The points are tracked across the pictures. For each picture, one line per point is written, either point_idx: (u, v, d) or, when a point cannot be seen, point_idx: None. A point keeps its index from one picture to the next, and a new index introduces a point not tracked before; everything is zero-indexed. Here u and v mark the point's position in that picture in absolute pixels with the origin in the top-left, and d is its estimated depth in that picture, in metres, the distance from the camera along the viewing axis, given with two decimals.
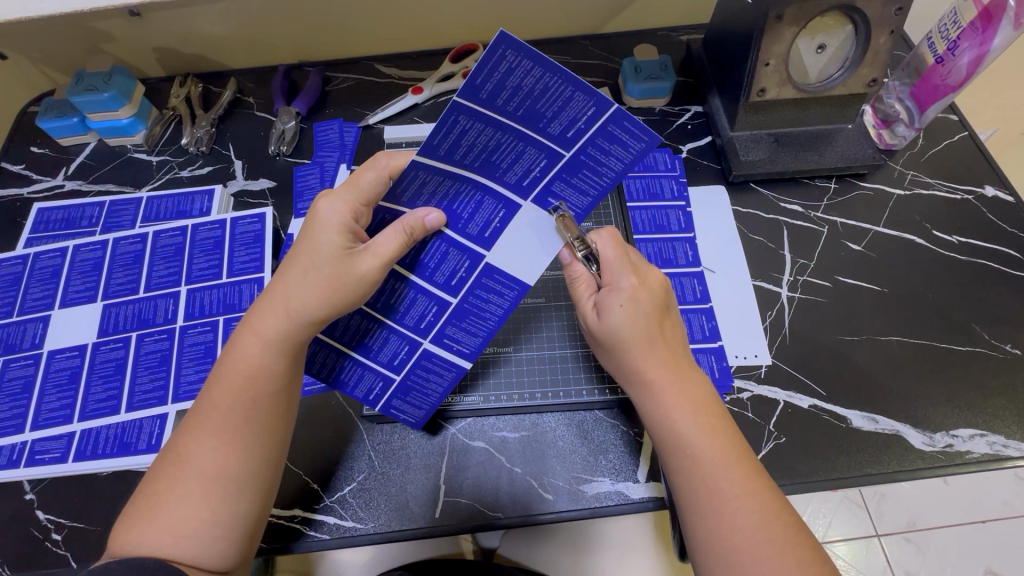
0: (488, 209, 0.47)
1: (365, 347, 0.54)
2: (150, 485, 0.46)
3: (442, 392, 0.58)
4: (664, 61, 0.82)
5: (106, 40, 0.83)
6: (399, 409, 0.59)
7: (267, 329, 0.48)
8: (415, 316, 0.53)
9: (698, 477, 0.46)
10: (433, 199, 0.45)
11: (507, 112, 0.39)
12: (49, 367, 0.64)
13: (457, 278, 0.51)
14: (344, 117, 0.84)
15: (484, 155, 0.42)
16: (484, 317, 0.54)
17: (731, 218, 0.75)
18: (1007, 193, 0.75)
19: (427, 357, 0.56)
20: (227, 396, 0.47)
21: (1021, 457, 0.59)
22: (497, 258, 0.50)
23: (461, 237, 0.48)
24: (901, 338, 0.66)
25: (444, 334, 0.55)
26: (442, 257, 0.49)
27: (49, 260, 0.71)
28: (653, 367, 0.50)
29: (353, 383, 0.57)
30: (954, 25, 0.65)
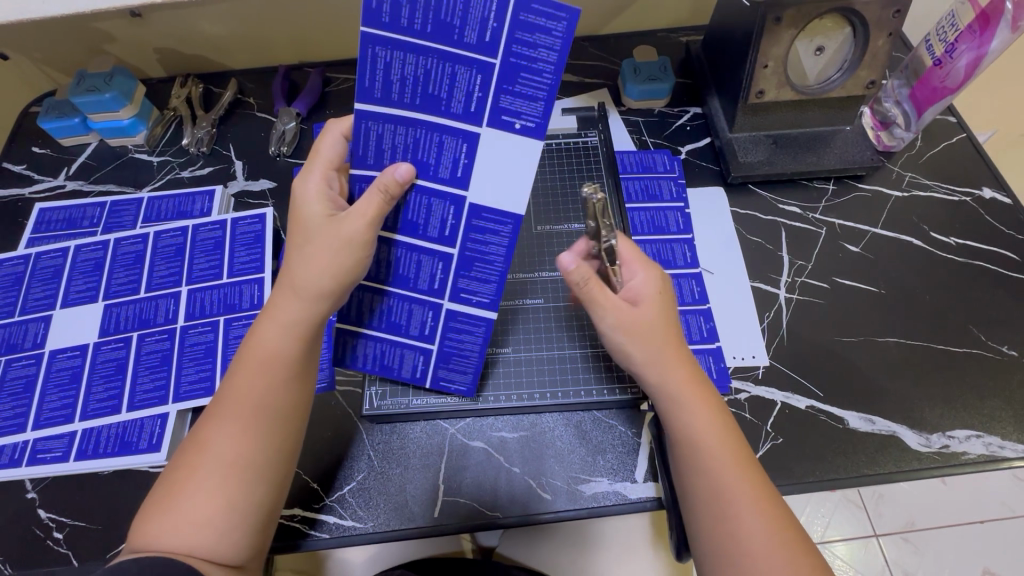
0: (450, 147, 0.47)
1: (393, 323, 0.57)
2: (171, 474, 0.47)
3: (478, 351, 0.58)
4: (662, 63, 0.83)
5: (107, 40, 0.84)
6: (447, 379, 0.61)
7: (284, 313, 0.49)
8: (426, 277, 0.54)
9: (719, 487, 0.46)
10: (398, 150, 0.47)
11: (419, 31, 0.42)
12: (50, 366, 0.64)
13: (449, 227, 0.51)
14: (345, 118, 0.85)
15: (419, 90, 0.44)
16: (488, 261, 0.53)
17: (729, 219, 0.75)
18: (1005, 195, 0.75)
19: (452, 317, 0.57)
20: (248, 385, 0.48)
21: (1017, 458, 0.59)
22: (477, 196, 0.49)
23: (435, 183, 0.49)
24: (899, 340, 0.66)
25: (458, 289, 0.55)
26: (437, 147, 0.47)
27: (51, 260, 0.71)
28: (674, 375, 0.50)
29: (397, 364, 0.59)
30: (952, 28, 0.66)
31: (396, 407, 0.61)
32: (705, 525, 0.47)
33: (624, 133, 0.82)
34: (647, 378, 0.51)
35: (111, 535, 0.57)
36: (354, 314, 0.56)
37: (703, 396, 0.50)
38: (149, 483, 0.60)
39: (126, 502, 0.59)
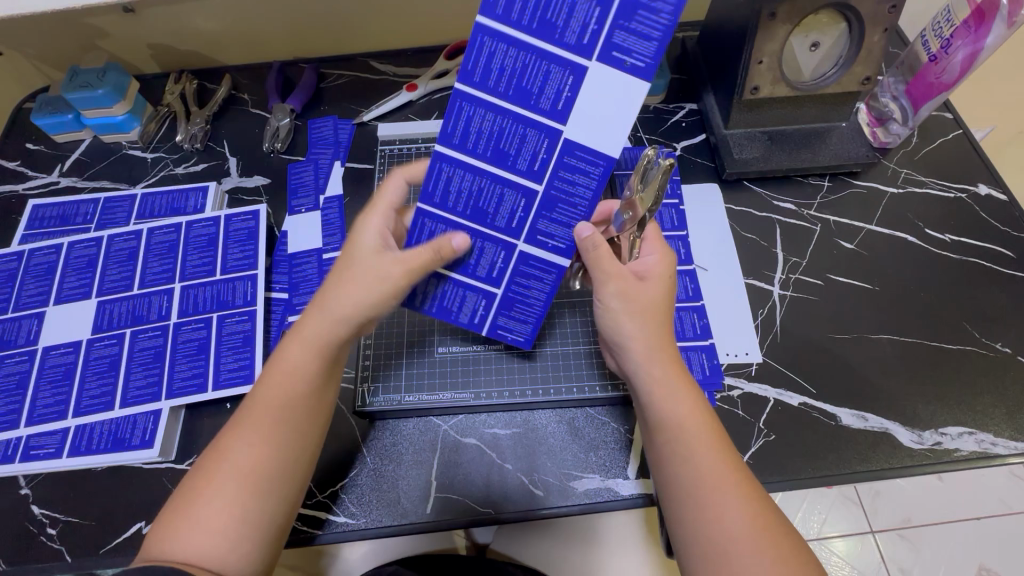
0: (532, 142, 0.49)
1: (464, 267, 0.56)
2: (189, 482, 0.48)
3: (543, 298, 0.57)
4: (658, 59, 0.82)
5: (101, 36, 0.83)
6: (506, 328, 0.60)
7: (308, 330, 0.51)
8: (485, 266, 0.56)
9: (696, 475, 0.46)
10: (462, 195, 0.51)
11: (501, 89, 0.47)
12: (44, 362, 0.64)
13: (516, 220, 0.53)
14: (339, 114, 0.84)
15: (492, 143, 0.49)
16: (573, 204, 0.52)
17: (723, 216, 0.75)
18: (1000, 192, 0.75)
19: (524, 261, 0.55)
20: (270, 396, 0.50)
21: (1009, 455, 0.59)
22: (573, 135, 0.48)
23: (511, 174, 0.51)
24: (892, 337, 0.66)
25: (536, 229, 0.53)
26: (499, 199, 0.52)
27: (44, 256, 0.71)
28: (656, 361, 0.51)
29: (456, 308, 0.58)
30: (947, 23, 0.65)
31: (390, 404, 0.62)
32: (685, 514, 0.46)
33: None
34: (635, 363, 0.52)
35: (104, 531, 0.57)
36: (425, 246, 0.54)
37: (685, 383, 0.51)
38: (141, 479, 0.60)
39: (119, 498, 0.59)
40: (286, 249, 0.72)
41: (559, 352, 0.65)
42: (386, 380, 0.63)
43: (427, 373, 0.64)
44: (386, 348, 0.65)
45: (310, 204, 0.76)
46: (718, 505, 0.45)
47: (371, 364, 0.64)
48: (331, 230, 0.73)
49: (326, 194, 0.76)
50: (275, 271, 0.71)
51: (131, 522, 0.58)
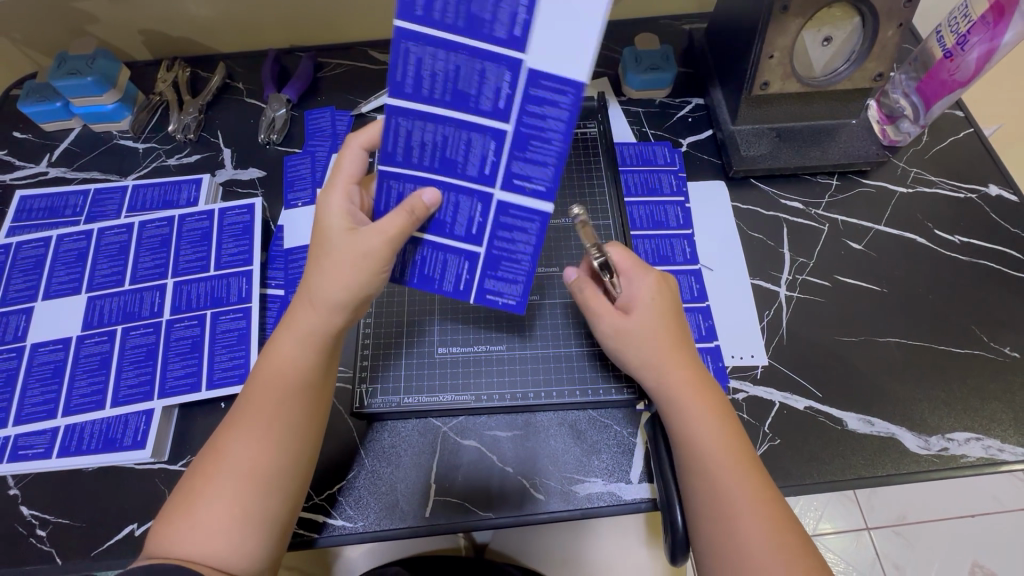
0: (492, 78, 0.45)
1: (438, 223, 0.51)
2: (189, 481, 0.47)
3: (530, 253, 0.52)
4: (665, 52, 0.80)
5: (89, 21, 0.81)
6: (494, 292, 0.54)
7: (301, 321, 0.50)
8: (464, 221, 0.51)
9: (718, 485, 0.47)
10: (426, 147, 0.47)
11: (448, 27, 0.43)
12: (32, 360, 0.63)
13: (489, 164, 0.48)
14: (336, 105, 0.82)
15: (449, 86, 0.45)
16: (546, 140, 0.47)
17: (730, 214, 0.73)
18: (1011, 192, 0.73)
19: (503, 211, 0.50)
20: (264, 388, 0.49)
21: (1016, 462, 0.58)
22: (535, 59, 0.43)
23: (476, 117, 0.46)
24: (900, 341, 0.65)
25: (511, 173, 0.48)
26: (467, 144, 0.47)
27: (32, 249, 0.69)
28: (675, 371, 0.52)
29: (439, 274, 0.54)
30: (964, 18, 0.63)
31: (387, 405, 0.60)
32: (702, 524, 0.48)
33: (624, 124, 0.79)
34: (646, 377, 0.53)
35: (97, 533, 0.56)
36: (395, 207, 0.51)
37: (702, 396, 0.51)
38: (134, 480, 0.59)
39: (110, 500, 0.58)
40: (281, 244, 0.70)
41: (546, 356, 0.63)
42: (384, 380, 0.62)
43: (425, 371, 0.62)
44: (384, 344, 0.64)
45: (307, 197, 0.74)
46: (736, 519, 0.46)
47: (370, 358, 0.63)
48: None
49: (323, 187, 0.74)
50: (271, 266, 0.69)
51: (124, 524, 0.57)
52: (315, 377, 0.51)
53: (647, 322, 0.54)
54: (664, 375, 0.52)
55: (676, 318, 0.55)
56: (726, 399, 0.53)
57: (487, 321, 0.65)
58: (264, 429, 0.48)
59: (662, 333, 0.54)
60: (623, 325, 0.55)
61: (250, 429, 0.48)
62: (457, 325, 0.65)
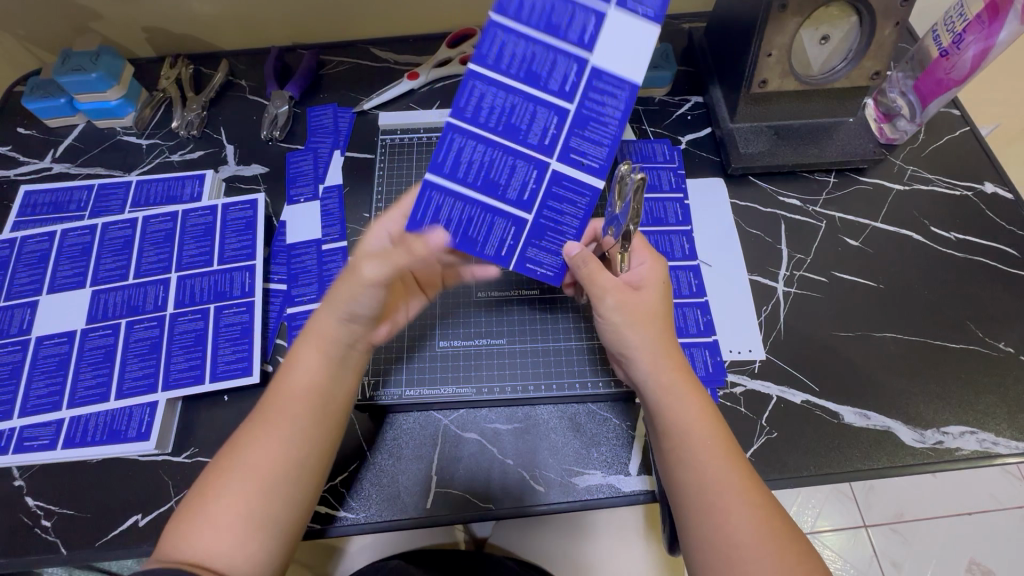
0: (562, 67, 0.51)
1: (491, 182, 0.53)
2: (203, 481, 0.48)
3: (578, 229, 0.55)
4: (664, 51, 0.81)
5: (93, 18, 0.81)
6: (535, 261, 0.55)
7: (322, 329, 0.52)
8: (519, 184, 0.54)
9: (705, 476, 0.47)
10: (495, 111, 0.52)
11: (531, 25, 0.50)
12: (37, 353, 0.63)
13: (550, 135, 0.53)
14: (339, 102, 0.83)
15: (524, 66, 0.51)
16: (603, 124, 0.52)
17: (728, 210, 0.74)
18: (1007, 189, 0.74)
19: (558, 180, 0.54)
20: (282, 394, 0.50)
21: (1009, 455, 0.59)
22: (601, 60, 0.51)
23: (544, 95, 0.52)
24: (896, 336, 0.66)
25: (569, 147, 0.53)
26: (532, 115, 0.52)
27: (37, 244, 0.70)
28: (662, 360, 0.52)
29: (483, 237, 0.54)
30: (960, 18, 0.64)
31: (389, 399, 0.61)
32: (691, 511, 0.47)
33: (624, 122, 0.80)
34: (640, 367, 0.52)
35: (101, 523, 0.57)
36: (451, 162, 0.53)
37: (690, 385, 0.52)
38: (138, 471, 0.59)
39: (115, 491, 0.58)
40: (284, 240, 0.71)
41: (546, 351, 0.64)
42: (387, 373, 0.63)
43: (428, 364, 0.64)
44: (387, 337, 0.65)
45: (309, 193, 0.75)
46: (725, 503, 0.46)
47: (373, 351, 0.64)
48: (331, 221, 0.72)
49: (325, 183, 0.75)
50: (274, 261, 0.70)
51: (128, 514, 0.57)
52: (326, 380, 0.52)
53: (651, 303, 0.54)
54: (659, 360, 0.52)
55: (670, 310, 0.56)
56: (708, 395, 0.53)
57: (489, 316, 0.66)
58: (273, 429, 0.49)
59: (647, 321, 0.53)
60: (635, 303, 0.54)
61: (263, 430, 0.49)
62: (463, 320, 0.66)
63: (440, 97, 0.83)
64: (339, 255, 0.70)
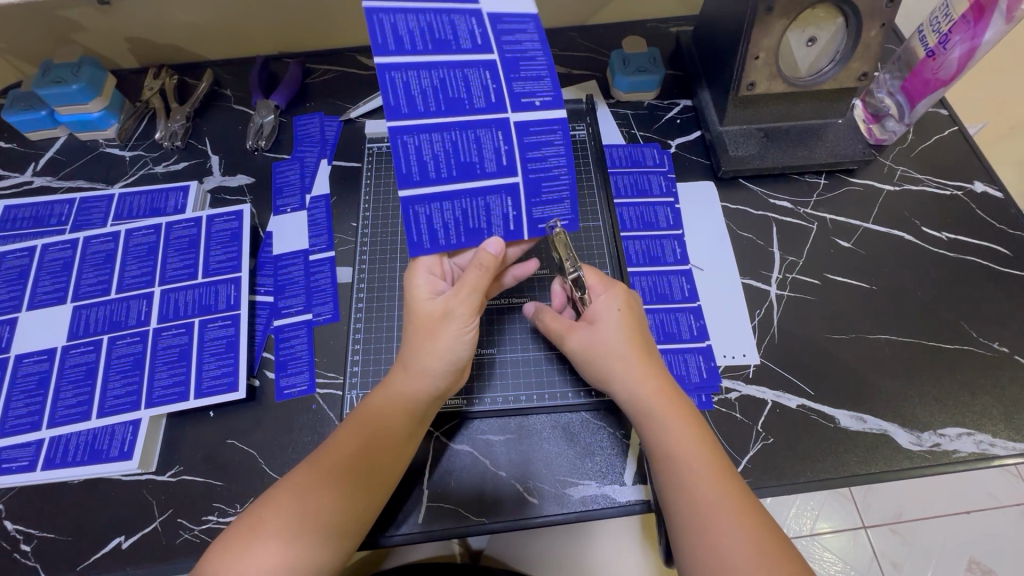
0: (461, 23, 0.51)
1: (466, 165, 0.52)
2: (257, 507, 0.47)
3: (565, 165, 0.54)
4: (652, 55, 0.81)
5: (74, 29, 0.80)
6: (545, 217, 0.55)
7: (395, 383, 0.53)
8: (491, 153, 0.52)
9: (693, 491, 0.47)
10: (428, 93, 0.50)
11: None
12: (16, 371, 0.62)
13: (492, 90, 0.51)
14: (324, 110, 0.82)
15: (428, 37, 0.49)
16: (531, 57, 0.52)
17: (719, 213, 0.73)
18: (996, 188, 0.74)
19: (523, 129, 0.52)
20: (351, 437, 0.51)
21: (1007, 456, 0.58)
22: (490, 8, 0.52)
23: (459, 56, 0.50)
24: (891, 337, 0.65)
25: (516, 93, 0.52)
26: (464, 80, 0.51)
27: (16, 259, 0.68)
28: (644, 378, 0.53)
29: (485, 223, 0.54)
30: (945, 18, 0.64)
31: None
32: (681, 538, 0.47)
33: (612, 126, 0.80)
34: (617, 390, 0.54)
35: (82, 547, 0.55)
36: (417, 167, 0.51)
37: (678, 403, 0.53)
38: (120, 492, 0.58)
39: (95, 513, 0.57)
40: (270, 251, 0.70)
41: (535, 358, 0.64)
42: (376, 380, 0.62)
43: None
44: (375, 348, 0.64)
45: (296, 203, 0.74)
46: (714, 520, 0.45)
47: (362, 363, 0.63)
48: (318, 231, 0.72)
49: (312, 193, 0.75)
50: (260, 273, 0.69)
51: (110, 537, 0.56)
52: (396, 437, 0.52)
53: (611, 335, 0.55)
54: (635, 389, 0.53)
55: (645, 337, 0.56)
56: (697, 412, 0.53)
57: (491, 324, 0.66)
58: (335, 479, 0.48)
59: (632, 341, 0.55)
60: (591, 339, 0.56)
61: (327, 478, 0.48)
62: None
63: None
64: (326, 266, 0.69)
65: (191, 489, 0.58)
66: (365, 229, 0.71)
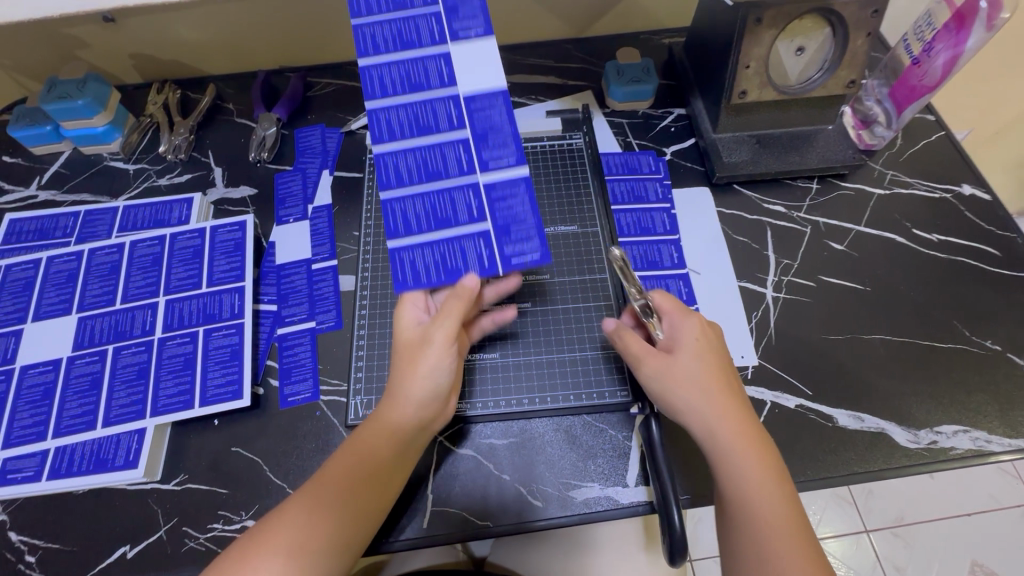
0: (440, 105, 0.52)
1: (443, 219, 0.52)
2: (247, 535, 0.45)
3: (531, 211, 0.53)
4: (646, 65, 0.83)
5: (80, 46, 0.82)
6: (518, 261, 0.53)
7: (383, 414, 0.52)
8: (463, 208, 0.53)
9: (761, 538, 0.45)
10: (411, 166, 0.52)
11: (396, 90, 0.52)
12: (21, 382, 0.62)
13: (465, 159, 0.52)
14: (326, 122, 0.84)
15: (412, 123, 0.52)
16: (501, 127, 0.53)
17: (715, 218, 0.75)
18: (984, 191, 0.76)
19: (491, 186, 0.53)
20: (340, 464, 0.50)
21: (1003, 453, 0.59)
22: (465, 87, 0.53)
23: (434, 134, 0.52)
24: (885, 337, 0.66)
25: (485, 158, 0.52)
26: (440, 153, 0.52)
27: (21, 271, 0.69)
28: (723, 413, 0.50)
29: (461, 266, 0.53)
30: (928, 27, 0.67)
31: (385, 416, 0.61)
32: None
33: (608, 135, 0.81)
34: (691, 421, 0.51)
35: (87, 556, 0.55)
36: (400, 225, 0.52)
37: (759, 443, 0.49)
38: (125, 501, 0.58)
39: (100, 523, 0.57)
40: (273, 260, 0.71)
41: (536, 361, 0.64)
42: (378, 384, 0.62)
43: None
44: (378, 353, 0.64)
45: (298, 213, 0.75)
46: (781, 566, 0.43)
47: (365, 368, 0.63)
48: (320, 240, 0.73)
49: (314, 204, 0.76)
50: (263, 282, 0.70)
51: (116, 546, 0.56)
52: (386, 463, 0.51)
53: (690, 365, 0.52)
54: (710, 421, 0.50)
55: (726, 368, 0.53)
56: (778, 455, 0.50)
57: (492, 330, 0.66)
58: (335, 503, 0.47)
59: (712, 374, 0.52)
60: (669, 366, 0.53)
61: (320, 503, 0.47)
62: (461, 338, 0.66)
63: None
64: (329, 275, 0.70)
65: (197, 497, 0.58)
66: (366, 237, 0.72)
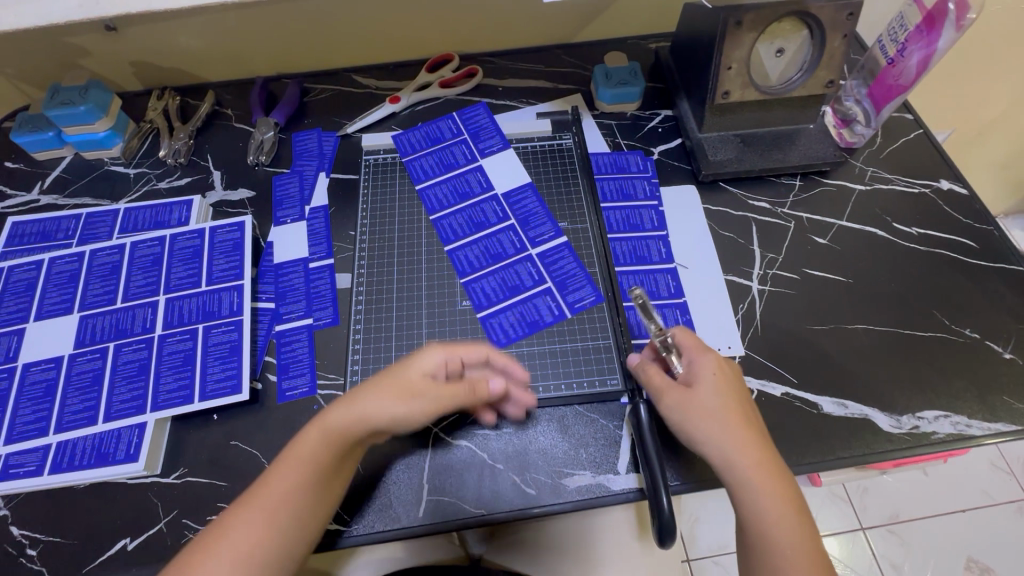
0: (490, 208, 0.76)
1: (514, 286, 0.70)
2: (193, 547, 0.48)
3: (579, 266, 0.72)
4: (633, 68, 0.85)
5: (82, 54, 0.84)
6: (578, 301, 0.69)
7: (330, 419, 0.52)
8: (528, 275, 0.71)
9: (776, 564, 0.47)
10: (478, 254, 0.73)
11: (452, 201, 0.77)
12: (23, 379, 0.63)
13: (518, 241, 0.74)
14: (322, 126, 0.86)
15: (471, 222, 0.75)
16: (536, 213, 0.76)
17: (701, 214, 0.77)
18: (961, 186, 0.78)
19: (541, 255, 0.73)
20: (280, 475, 0.51)
21: (983, 436, 0.61)
22: (503, 189, 0.78)
23: (488, 227, 0.75)
24: (868, 327, 0.68)
25: (533, 237, 0.74)
26: (499, 241, 0.74)
27: (24, 272, 0.70)
28: (741, 444, 0.51)
29: (537, 316, 0.68)
30: (901, 29, 0.69)
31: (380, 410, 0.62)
32: None
33: (597, 135, 0.84)
34: (711, 453, 0.52)
35: (87, 549, 0.56)
36: (482, 299, 0.70)
37: (777, 473, 0.51)
38: (125, 494, 0.59)
39: (101, 515, 0.58)
40: (271, 259, 0.73)
41: (527, 353, 0.66)
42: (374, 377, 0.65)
43: None
44: (374, 348, 0.66)
45: (296, 214, 0.77)
46: None
47: (362, 363, 0.65)
48: (317, 240, 0.74)
49: (311, 205, 0.78)
50: (261, 281, 0.71)
51: (116, 538, 0.57)
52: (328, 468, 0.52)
53: (708, 398, 0.54)
54: (729, 452, 0.51)
55: (743, 400, 0.55)
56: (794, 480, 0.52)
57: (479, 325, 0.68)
58: (273, 515, 0.49)
59: (730, 408, 0.53)
60: (688, 400, 0.55)
61: (255, 515, 0.49)
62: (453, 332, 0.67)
63: (419, 120, 0.86)
64: (326, 273, 0.72)
65: (196, 490, 0.59)
66: (363, 237, 0.74)
